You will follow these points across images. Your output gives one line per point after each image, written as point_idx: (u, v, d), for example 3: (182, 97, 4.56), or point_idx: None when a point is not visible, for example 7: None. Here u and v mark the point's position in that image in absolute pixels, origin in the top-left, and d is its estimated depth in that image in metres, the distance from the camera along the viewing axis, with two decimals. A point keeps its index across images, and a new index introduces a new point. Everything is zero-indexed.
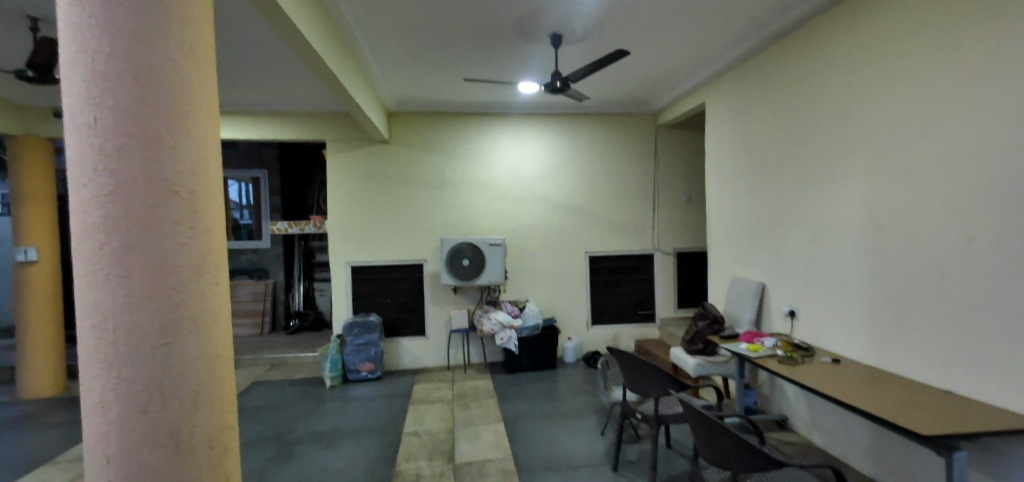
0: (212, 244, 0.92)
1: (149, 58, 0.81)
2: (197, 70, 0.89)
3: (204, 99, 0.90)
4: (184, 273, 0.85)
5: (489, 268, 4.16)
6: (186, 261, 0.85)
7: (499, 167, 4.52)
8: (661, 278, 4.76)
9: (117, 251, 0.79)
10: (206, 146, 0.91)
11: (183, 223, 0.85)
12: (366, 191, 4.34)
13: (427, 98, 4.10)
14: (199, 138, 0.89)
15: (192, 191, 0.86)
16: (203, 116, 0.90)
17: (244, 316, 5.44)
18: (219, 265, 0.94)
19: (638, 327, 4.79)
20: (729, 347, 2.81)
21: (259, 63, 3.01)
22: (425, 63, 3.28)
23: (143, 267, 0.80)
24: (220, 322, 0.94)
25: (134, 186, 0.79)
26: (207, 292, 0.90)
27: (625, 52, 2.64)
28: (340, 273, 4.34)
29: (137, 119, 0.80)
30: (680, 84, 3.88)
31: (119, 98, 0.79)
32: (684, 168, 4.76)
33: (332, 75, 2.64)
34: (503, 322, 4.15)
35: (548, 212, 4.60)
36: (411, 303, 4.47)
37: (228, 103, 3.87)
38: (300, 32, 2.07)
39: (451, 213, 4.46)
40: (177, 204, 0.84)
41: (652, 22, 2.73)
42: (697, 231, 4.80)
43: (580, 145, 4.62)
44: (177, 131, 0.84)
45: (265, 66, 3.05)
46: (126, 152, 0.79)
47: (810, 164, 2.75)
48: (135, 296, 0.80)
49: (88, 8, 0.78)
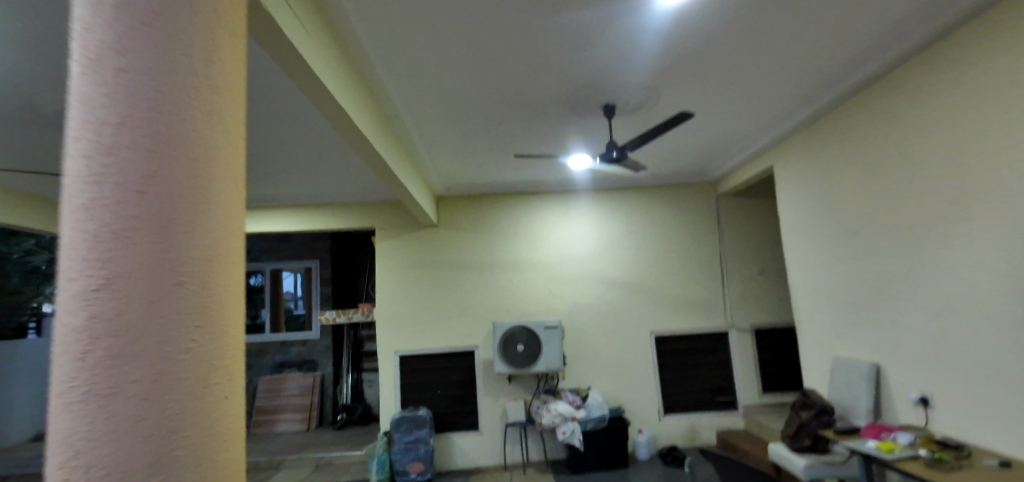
0: (222, 349, 0.71)
1: (171, 123, 0.65)
2: (218, 138, 0.75)
3: (224, 171, 0.76)
4: (190, 394, 0.62)
5: (546, 352, 3.85)
6: (194, 373, 0.64)
7: (553, 245, 4.35)
8: (740, 359, 4.26)
9: (101, 381, 0.54)
10: (224, 225, 0.74)
11: (194, 324, 0.64)
12: (416, 277, 4.26)
13: (476, 180, 4.13)
14: (217, 214, 0.72)
15: (204, 280, 0.67)
16: (221, 189, 0.74)
17: (293, 412, 5.29)
18: (230, 371, 0.73)
19: (718, 417, 4.21)
20: (853, 445, 2.24)
21: (310, 149, 3.14)
22: (473, 145, 3.32)
23: (138, 398, 0.56)
24: (228, 446, 0.72)
25: (138, 284, 0.58)
26: (215, 411, 0.68)
27: (688, 113, 2.50)
28: (388, 363, 4.12)
29: (147, 193, 0.61)
30: (739, 150, 3.71)
31: (127, 168, 0.60)
32: (752, 237, 4.42)
33: (381, 159, 2.69)
34: (565, 413, 3.70)
35: (606, 289, 4.31)
36: (464, 394, 4.15)
37: (287, 197, 4.07)
38: (351, 118, 2.12)
39: (504, 295, 4.26)
40: (189, 299, 0.63)
41: (702, 86, 2.61)
42: (774, 304, 4.34)
43: (636, 218, 4.43)
44: (195, 209, 0.67)
45: (314, 151, 3.19)
46: (134, 233, 0.59)
47: (916, 226, 2.39)
48: (125, 437, 0.55)
49: (96, 64, 0.62)
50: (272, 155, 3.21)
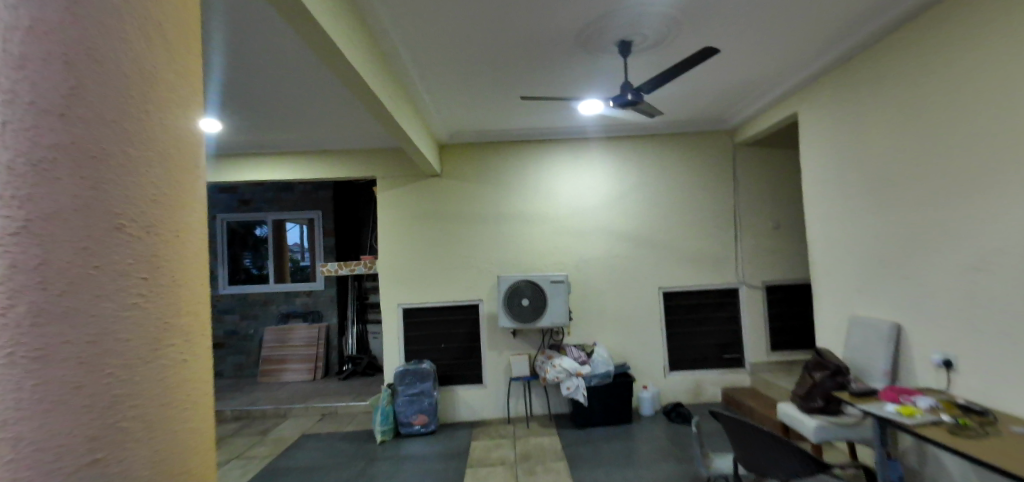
0: (184, 305, 0.60)
1: (88, 31, 0.50)
2: (154, 64, 0.60)
3: (173, 100, 0.63)
4: (131, 360, 0.52)
5: (552, 306, 3.75)
6: (138, 334, 0.53)
7: (560, 197, 4.16)
8: (751, 317, 4.17)
9: (34, 346, 0.42)
10: (173, 167, 0.61)
11: (135, 275, 0.53)
12: (418, 229, 4.11)
13: (479, 127, 3.88)
14: (159, 154, 0.59)
15: (149, 224, 0.55)
16: (163, 125, 0.60)
17: (299, 362, 5.33)
18: (192, 330, 0.62)
19: (724, 373, 4.18)
20: (872, 409, 2.12)
21: (295, 89, 2.90)
22: (476, 88, 3.07)
23: (76, 362, 0.46)
24: (196, 413, 0.62)
25: (67, 227, 0.45)
26: (172, 375, 0.58)
27: (714, 50, 2.19)
28: (392, 314, 4.08)
29: (71, 118, 0.47)
30: (764, 95, 3.41)
31: (48, 79, 0.45)
32: (770, 190, 4.19)
33: (379, 104, 2.48)
34: (570, 369, 3.67)
35: (614, 244, 4.16)
36: (468, 348, 4.12)
37: (280, 143, 3.87)
38: (344, 54, 1.91)
39: (508, 248, 4.13)
40: (125, 247, 0.51)
41: (725, 23, 2.33)
42: (789, 261, 4.18)
43: (647, 170, 4.20)
44: (128, 139, 0.54)
45: (304, 93, 2.96)
46: (52, 164, 0.45)
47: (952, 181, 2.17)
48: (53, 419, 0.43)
49: None
50: (260, 96, 2.98)
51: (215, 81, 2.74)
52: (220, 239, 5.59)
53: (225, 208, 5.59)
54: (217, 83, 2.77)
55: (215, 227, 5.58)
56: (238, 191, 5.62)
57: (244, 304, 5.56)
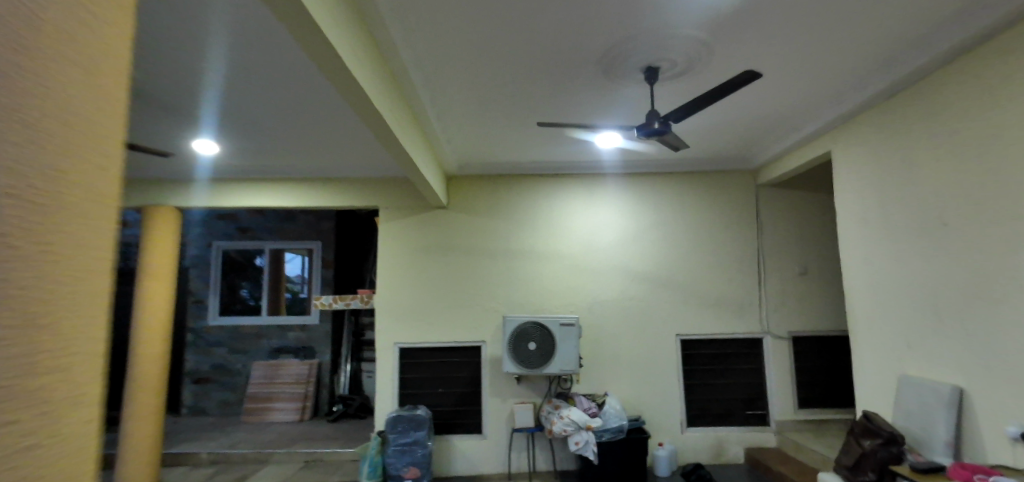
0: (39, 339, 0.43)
1: None
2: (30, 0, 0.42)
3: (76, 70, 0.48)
4: None
5: (560, 353, 3.46)
6: None
7: (572, 233, 3.95)
8: (776, 369, 3.85)
9: None
10: (57, 146, 0.45)
11: None
12: (420, 263, 3.89)
13: (492, 159, 3.74)
14: (44, 130, 0.43)
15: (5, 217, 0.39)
16: (45, 85, 0.44)
17: (287, 401, 4.99)
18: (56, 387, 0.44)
19: (747, 432, 3.81)
20: None
21: (307, 113, 2.79)
22: (492, 115, 2.94)
23: None
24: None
25: None
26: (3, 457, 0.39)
27: (756, 74, 2.02)
28: (387, 355, 3.77)
29: None
30: (794, 132, 3.26)
31: None
32: (795, 233, 3.99)
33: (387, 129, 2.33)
34: (579, 421, 3.32)
35: (629, 284, 3.90)
36: (467, 393, 3.80)
37: (282, 168, 3.74)
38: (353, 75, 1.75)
39: (516, 286, 3.88)
40: None
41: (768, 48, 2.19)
42: (816, 310, 3.92)
43: (665, 208, 4.01)
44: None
45: (313, 116, 2.83)
46: None
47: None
48: None
49: None
50: (264, 118, 2.84)
51: (216, 102, 2.62)
52: (215, 267, 5.38)
53: (224, 235, 5.42)
54: (219, 104, 2.64)
55: (212, 254, 5.39)
56: (239, 217, 5.46)
57: (234, 336, 5.28)
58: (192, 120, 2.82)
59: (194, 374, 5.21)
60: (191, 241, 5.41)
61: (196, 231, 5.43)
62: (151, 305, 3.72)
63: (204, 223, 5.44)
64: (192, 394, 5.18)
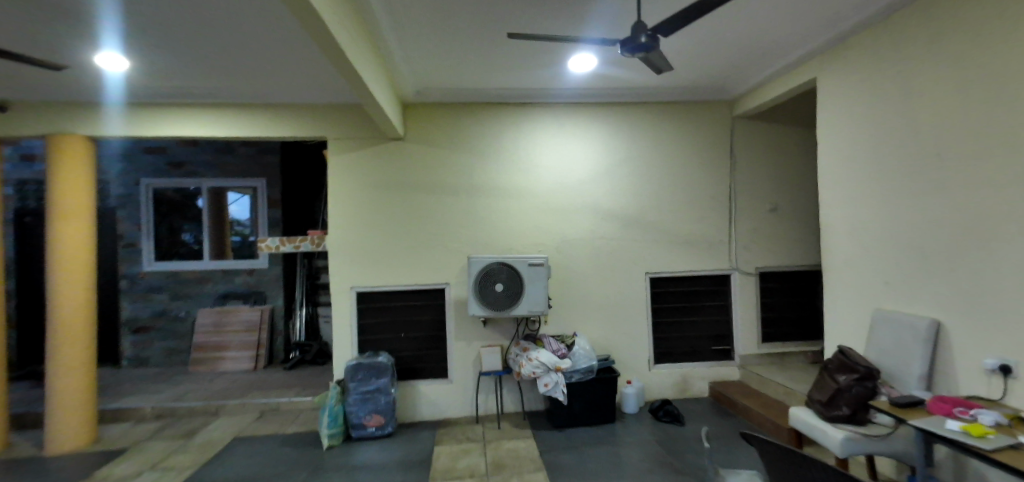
0: None
1: None
2: None
3: None
4: None
5: (529, 293, 3.27)
6: None
7: (540, 168, 3.65)
8: (743, 305, 3.85)
9: None
10: None
11: None
12: (376, 201, 3.52)
13: (454, 84, 3.31)
14: None
15: None
16: None
17: (239, 350, 4.68)
18: None
19: (712, 366, 3.86)
20: (931, 427, 1.70)
21: (234, 31, 2.26)
22: (453, 31, 2.50)
23: None
24: None
25: None
26: None
27: None
28: (344, 300, 3.48)
29: None
30: (778, 59, 3.01)
31: None
32: (771, 168, 3.84)
33: (333, 41, 1.88)
34: (548, 363, 3.22)
35: (599, 223, 3.70)
36: (432, 337, 3.61)
37: (203, 94, 3.15)
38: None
39: (480, 225, 3.60)
40: None
41: None
42: (785, 247, 3.87)
43: (639, 141, 3.74)
44: None
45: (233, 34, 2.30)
46: None
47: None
48: None
49: None
50: (176, 32, 2.27)
51: (116, 15, 2.08)
52: (146, 207, 4.78)
53: (153, 172, 4.78)
54: (112, 13, 2.08)
55: (141, 193, 4.77)
56: (169, 151, 4.80)
57: (175, 283, 4.81)
58: (86, 30, 2.23)
59: (131, 323, 4.75)
60: (113, 179, 4.75)
61: (118, 166, 4.76)
62: (66, 248, 3.16)
63: (127, 157, 4.76)
64: (132, 345, 4.75)
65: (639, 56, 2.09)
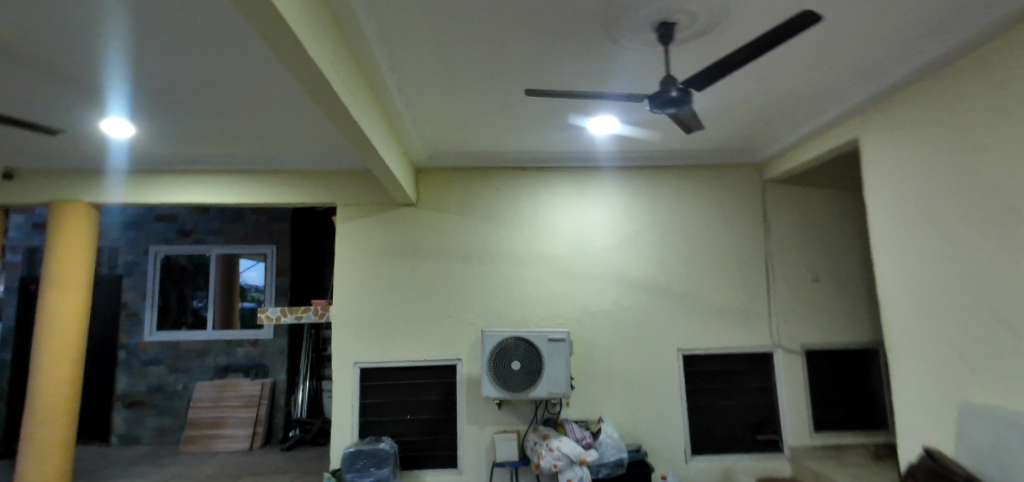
0: None
1: None
2: None
3: None
4: None
5: (548, 374, 2.96)
6: None
7: (557, 234, 3.48)
8: (789, 387, 3.43)
9: None
10: None
11: None
12: (383, 269, 3.35)
13: (467, 148, 3.25)
14: None
15: None
16: None
17: (236, 427, 4.37)
18: None
19: (759, 459, 3.37)
20: None
21: (246, 93, 2.24)
22: (467, 91, 2.45)
23: None
24: None
25: None
26: None
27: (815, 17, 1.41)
28: (346, 377, 3.22)
29: None
30: (813, 118, 2.89)
31: None
32: (806, 234, 3.60)
33: (338, 102, 1.79)
34: (571, 455, 2.81)
35: (622, 292, 3.44)
36: (440, 419, 3.27)
37: (218, 160, 3.17)
38: (289, 23, 1.18)
39: (494, 294, 3.38)
40: None
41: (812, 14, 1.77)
42: (831, 321, 3.52)
43: (662, 205, 3.57)
44: None
45: (247, 98, 2.29)
46: None
47: None
48: None
49: None
50: (191, 95, 2.27)
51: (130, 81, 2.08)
52: (151, 276, 4.73)
53: (162, 239, 4.78)
54: (124, 80, 2.07)
55: (148, 261, 4.74)
56: (179, 218, 4.82)
57: (174, 355, 4.63)
58: (97, 96, 2.23)
59: (126, 397, 4.53)
60: (123, 247, 4.74)
61: (129, 235, 4.76)
62: (58, 315, 3.05)
63: (139, 225, 4.78)
64: (124, 420, 4.49)
65: (670, 112, 1.95)
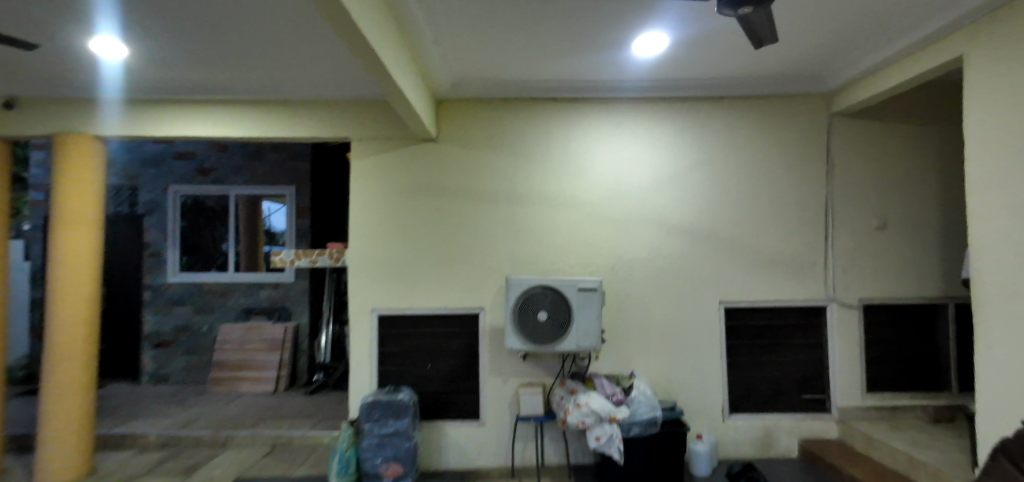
0: None
1: None
2: None
3: None
4: None
5: (579, 325, 2.71)
6: None
7: (593, 175, 3.11)
8: (844, 345, 3.11)
9: None
10: None
11: None
12: (402, 212, 3.08)
13: (494, 75, 2.85)
14: None
15: None
16: None
17: (259, 371, 4.36)
18: None
19: (803, 419, 3.12)
20: None
21: (238, 8, 1.89)
22: (497, 9, 2.04)
23: None
24: None
25: None
26: None
27: None
28: (365, 325, 3.05)
29: None
30: (897, 40, 2.37)
31: None
32: (879, 177, 3.12)
33: (344, 18, 1.44)
34: (602, 412, 2.60)
35: (663, 241, 3.10)
36: (461, 370, 3.12)
37: (219, 88, 2.86)
38: None
39: (522, 241, 3.09)
40: None
41: None
42: (899, 276, 3.11)
43: (712, 142, 3.13)
44: None
45: (237, 14, 1.94)
46: None
47: None
48: None
49: None
50: (183, 13, 1.95)
51: None
52: (172, 216, 4.63)
53: (180, 178, 4.62)
54: None
55: (168, 200, 4.61)
56: (197, 157, 4.63)
57: (198, 297, 4.60)
58: (77, 11, 1.91)
59: (154, 338, 4.56)
60: (142, 186, 4.61)
61: (146, 173, 4.62)
62: (69, 258, 2.93)
63: (156, 163, 4.62)
64: (153, 359, 4.55)
65: (744, 13, 1.47)
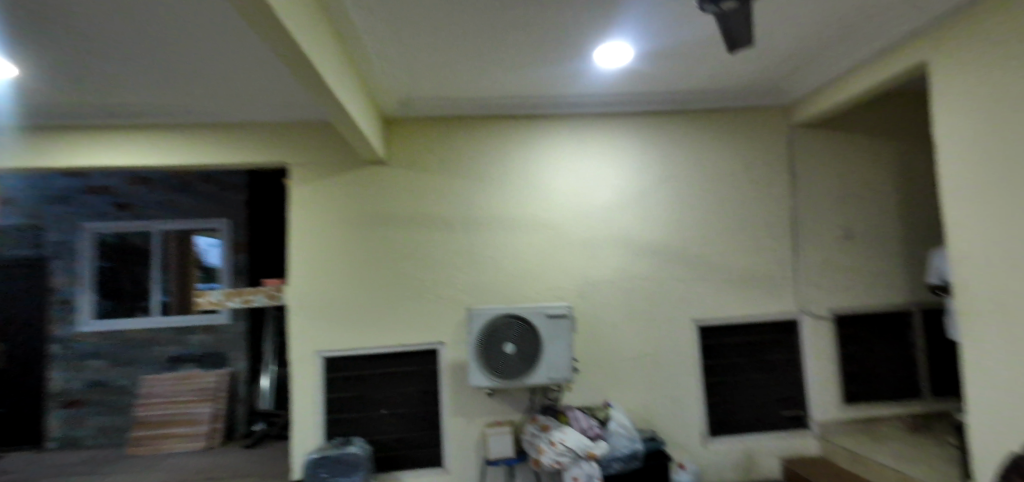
0: None
1: None
2: None
3: None
4: None
5: (549, 357, 2.48)
6: None
7: (557, 195, 2.94)
8: (818, 358, 3.03)
9: None
10: None
11: None
12: (349, 241, 2.79)
13: (446, 92, 2.65)
14: None
15: None
16: None
17: (190, 426, 3.85)
18: None
19: (784, 439, 2.99)
20: None
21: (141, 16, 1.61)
22: (451, 19, 1.86)
23: None
24: None
25: None
26: None
27: None
28: (308, 370, 2.70)
29: None
30: (863, 48, 2.35)
31: None
32: (838, 186, 3.12)
33: (272, 28, 1.21)
34: (578, 449, 2.34)
35: (633, 261, 2.94)
36: (420, 413, 2.80)
37: (129, 109, 2.51)
38: None
39: (484, 268, 2.86)
40: None
41: None
42: (866, 284, 3.08)
43: (675, 157, 3.04)
44: None
45: (141, 24, 1.66)
46: None
47: None
48: None
49: None
50: (70, 24, 1.64)
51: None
52: (86, 256, 4.11)
53: (96, 214, 4.13)
54: None
55: (80, 239, 4.11)
56: (115, 189, 4.16)
57: (118, 347, 4.06)
58: None
59: (63, 396, 3.98)
60: (48, 224, 4.07)
61: (54, 210, 4.10)
62: None
63: (66, 198, 4.11)
64: (63, 422, 3.96)
65: (725, 7, 1.34)
